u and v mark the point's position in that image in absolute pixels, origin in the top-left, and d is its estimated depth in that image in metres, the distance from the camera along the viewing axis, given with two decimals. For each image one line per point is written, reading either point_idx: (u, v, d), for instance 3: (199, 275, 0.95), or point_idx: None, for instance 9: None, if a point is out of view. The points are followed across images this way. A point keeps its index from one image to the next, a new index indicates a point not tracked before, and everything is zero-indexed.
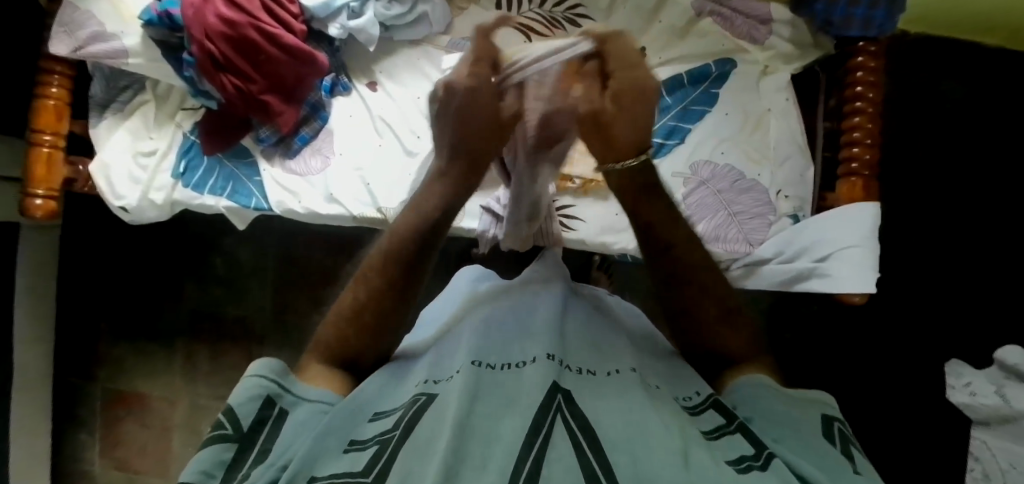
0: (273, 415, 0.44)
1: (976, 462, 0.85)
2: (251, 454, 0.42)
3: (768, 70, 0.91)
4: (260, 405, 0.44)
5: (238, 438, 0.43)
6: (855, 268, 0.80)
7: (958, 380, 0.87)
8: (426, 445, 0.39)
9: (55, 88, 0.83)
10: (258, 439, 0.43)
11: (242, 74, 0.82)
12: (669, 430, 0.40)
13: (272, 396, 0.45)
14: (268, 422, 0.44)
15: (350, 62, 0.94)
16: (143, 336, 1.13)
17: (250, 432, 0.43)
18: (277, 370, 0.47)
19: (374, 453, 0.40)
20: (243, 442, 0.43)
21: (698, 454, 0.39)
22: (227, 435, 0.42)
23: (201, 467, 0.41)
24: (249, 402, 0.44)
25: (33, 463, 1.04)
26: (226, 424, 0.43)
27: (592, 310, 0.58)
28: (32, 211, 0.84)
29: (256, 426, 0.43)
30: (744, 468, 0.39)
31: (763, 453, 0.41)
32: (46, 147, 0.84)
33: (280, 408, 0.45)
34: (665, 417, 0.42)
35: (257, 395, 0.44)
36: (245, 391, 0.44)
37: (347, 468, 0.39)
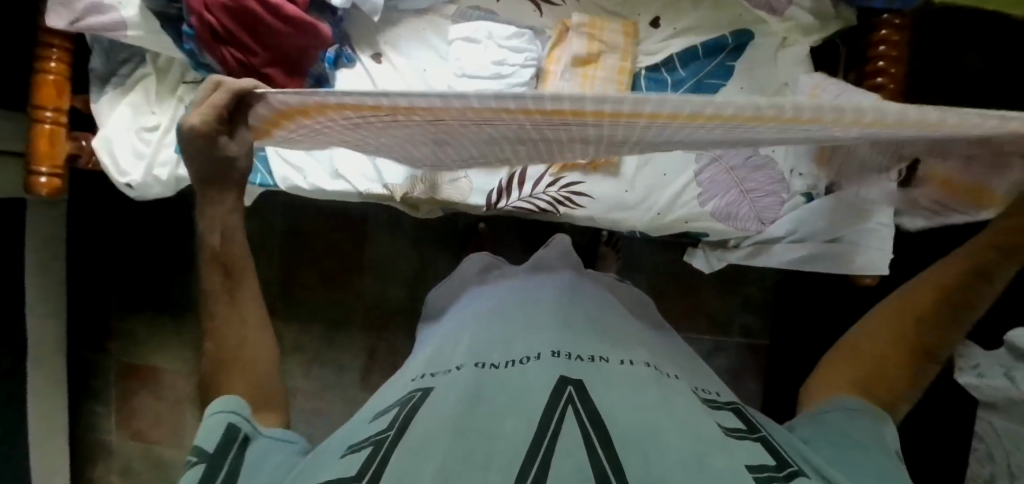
0: (237, 439, 0.47)
1: (979, 440, 0.85)
2: (220, 475, 0.44)
3: (786, 43, 0.88)
4: (222, 432, 0.47)
5: (205, 458, 0.45)
6: (868, 247, 0.83)
7: (966, 361, 0.86)
8: (423, 444, 0.39)
9: (54, 62, 0.82)
10: (227, 458, 0.45)
11: (244, 47, 0.79)
12: (682, 431, 0.40)
13: (235, 424, 0.48)
14: (234, 447, 0.46)
15: (354, 32, 0.91)
16: (153, 310, 1.15)
17: (217, 451, 0.45)
18: (240, 403, 0.50)
19: (368, 454, 0.40)
20: (212, 462, 0.45)
21: (713, 456, 0.39)
22: (193, 461, 0.45)
23: None
24: (211, 432, 0.47)
25: (53, 434, 1.07)
26: (192, 453, 0.45)
27: (601, 304, 0.59)
28: (36, 188, 0.84)
29: (223, 447, 0.46)
30: (765, 477, 0.38)
31: (787, 466, 0.41)
32: (49, 124, 0.83)
33: (244, 435, 0.48)
34: (680, 418, 0.42)
35: (219, 423, 0.47)
36: (208, 426, 0.47)
37: (344, 469, 0.40)
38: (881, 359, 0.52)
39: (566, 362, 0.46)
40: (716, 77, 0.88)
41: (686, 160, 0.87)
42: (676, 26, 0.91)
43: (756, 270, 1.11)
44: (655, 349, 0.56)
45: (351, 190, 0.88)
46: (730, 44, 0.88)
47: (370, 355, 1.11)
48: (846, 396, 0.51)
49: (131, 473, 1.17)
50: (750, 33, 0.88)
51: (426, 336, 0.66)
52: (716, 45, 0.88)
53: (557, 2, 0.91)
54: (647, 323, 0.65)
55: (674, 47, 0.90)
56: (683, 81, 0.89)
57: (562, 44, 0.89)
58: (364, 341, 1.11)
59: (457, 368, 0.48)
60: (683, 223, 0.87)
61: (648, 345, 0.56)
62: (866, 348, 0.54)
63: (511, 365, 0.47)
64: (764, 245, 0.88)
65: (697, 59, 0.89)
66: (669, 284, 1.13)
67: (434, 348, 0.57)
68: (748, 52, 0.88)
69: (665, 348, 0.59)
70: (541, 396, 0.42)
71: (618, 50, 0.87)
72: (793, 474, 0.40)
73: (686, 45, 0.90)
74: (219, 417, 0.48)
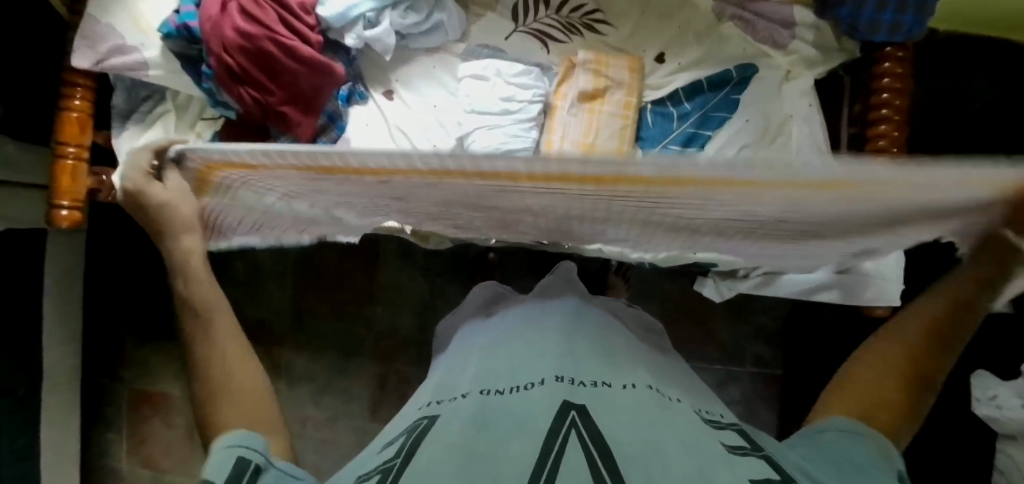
0: (250, 472, 0.44)
1: (1001, 473, 0.84)
2: None
3: (790, 76, 0.89)
4: (234, 466, 0.44)
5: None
6: (877, 280, 0.82)
7: (983, 392, 0.84)
8: (429, 468, 0.39)
9: (78, 100, 0.86)
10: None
11: (260, 86, 0.82)
12: (686, 452, 0.39)
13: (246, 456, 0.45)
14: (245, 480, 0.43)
15: (367, 70, 0.94)
16: (167, 337, 1.16)
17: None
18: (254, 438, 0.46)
19: (375, 481, 0.40)
20: None
21: (717, 470, 0.38)
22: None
23: None
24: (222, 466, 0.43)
25: (66, 461, 1.08)
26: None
27: (605, 329, 0.59)
28: (58, 221, 0.86)
29: (235, 482, 0.43)
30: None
31: (791, 479, 0.39)
32: (71, 159, 0.86)
33: (254, 465, 0.44)
34: (684, 438, 0.41)
35: (231, 455, 0.44)
36: (218, 459, 0.44)
37: None
38: (882, 394, 0.51)
39: (569, 388, 0.46)
40: (722, 108, 0.89)
41: None
42: (681, 61, 0.93)
43: (767, 299, 1.10)
44: (662, 375, 0.55)
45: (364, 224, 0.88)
46: (734, 78, 0.89)
47: (381, 384, 1.11)
48: (839, 417, 0.50)
49: None
50: (755, 66, 0.89)
51: (435, 363, 0.66)
52: (721, 79, 0.89)
53: (563, 39, 0.94)
54: (655, 350, 0.64)
55: (679, 81, 0.92)
56: (689, 115, 0.90)
57: (568, 79, 0.90)
58: (374, 369, 1.12)
59: (462, 395, 0.48)
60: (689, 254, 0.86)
61: (653, 370, 0.55)
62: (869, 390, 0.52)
63: (515, 391, 0.47)
64: (774, 276, 0.89)
65: (702, 92, 0.90)
66: (680, 313, 1.13)
67: (440, 377, 0.57)
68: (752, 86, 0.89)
69: (673, 374, 0.58)
70: (544, 420, 0.42)
71: (624, 84, 0.89)
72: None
73: (692, 79, 0.91)
74: (232, 448, 0.45)
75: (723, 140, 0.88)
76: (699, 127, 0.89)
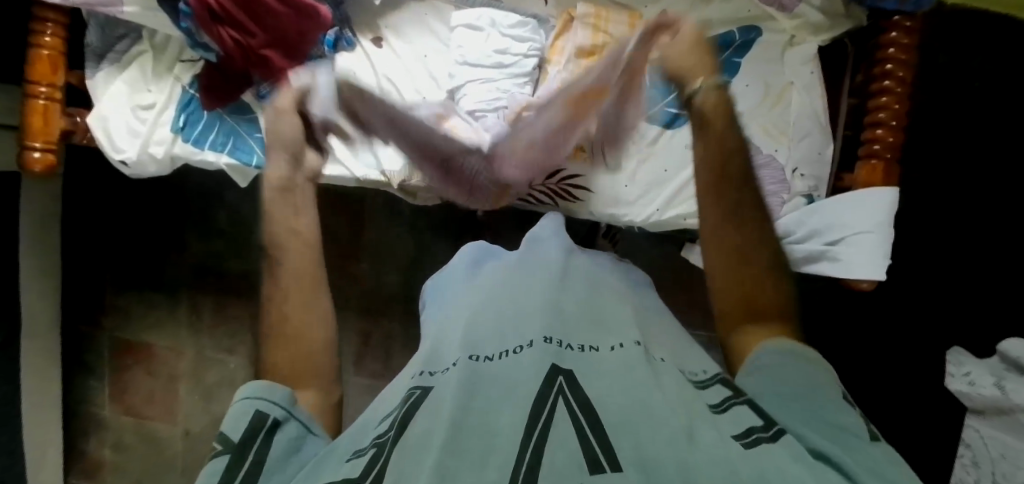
0: (266, 426, 0.43)
1: (966, 448, 0.85)
2: (244, 467, 0.41)
3: (794, 41, 0.87)
4: (249, 420, 0.43)
5: (230, 450, 0.42)
6: (867, 253, 0.78)
7: (958, 369, 0.87)
8: (422, 444, 0.37)
9: (48, 37, 0.81)
10: (251, 451, 0.42)
11: (241, 28, 0.78)
12: (674, 410, 0.39)
13: (262, 410, 0.44)
14: (261, 432, 0.43)
15: (354, 16, 0.91)
16: (147, 286, 1.14)
17: (242, 445, 0.41)
18: (264, 388, 0.46)
19: (370, 457, 0.39)
20: (237, 453, 0.41)
21: (705, 434, 0.37)
22: (219, 452, 0.42)
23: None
24: (236, 421, 0.43)
25: (48, 406, 1.08)
26: (218, 443, 0.42)
27: (593, 284, 0.56)
28: (31, 164, 0.83)
29: (249, 437, 0.42)
30: (752, 441, 0.38)
31: (773, 426, 0.41)
32: (43, 99, 0.82)
33: (272, 419, 0.43)
34: (671, 398, 0.40)
35: (245, 409, 0.44)
36: (235, 414, 0.44)
37: (345, 475, 0.38)
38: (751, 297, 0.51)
39: (557, 350, 0.44)
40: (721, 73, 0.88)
41: (685, 157, 0.87)
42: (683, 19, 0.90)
43: None
44: (650, 330, 0.54)
45: (348, 176, 0.88)
46: (737, 40, 0.87)
47: (364, 339, 1.11)
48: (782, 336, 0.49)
49: (123, 447, 1.18)
50: (757, 28, 0.87)
51: (425, 318, 0.63)
52: (723, 42, 0.87)
53: None
54: (643, 302, 0.62)
55: None
56: None
57: (565, 34, 0.88)
58: (358, 323, 1.11)
59: (451, 363, 0.46)
60: (681, 220, 0.85)
61: (641, 323, 0.53)
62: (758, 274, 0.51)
63: (504, 356, 0.45)
64: None
65: None
66: (667, 278, 1.13)
67: (426, 341, 0.54)
68: (754, 49, 0.87)
69: (664, 330, 0.57)
70: (529, 389, 0.40)
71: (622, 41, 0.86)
72: (778, 433, 0.40)
73: None
74: (249, 402, 0.45)
75: None
76: None
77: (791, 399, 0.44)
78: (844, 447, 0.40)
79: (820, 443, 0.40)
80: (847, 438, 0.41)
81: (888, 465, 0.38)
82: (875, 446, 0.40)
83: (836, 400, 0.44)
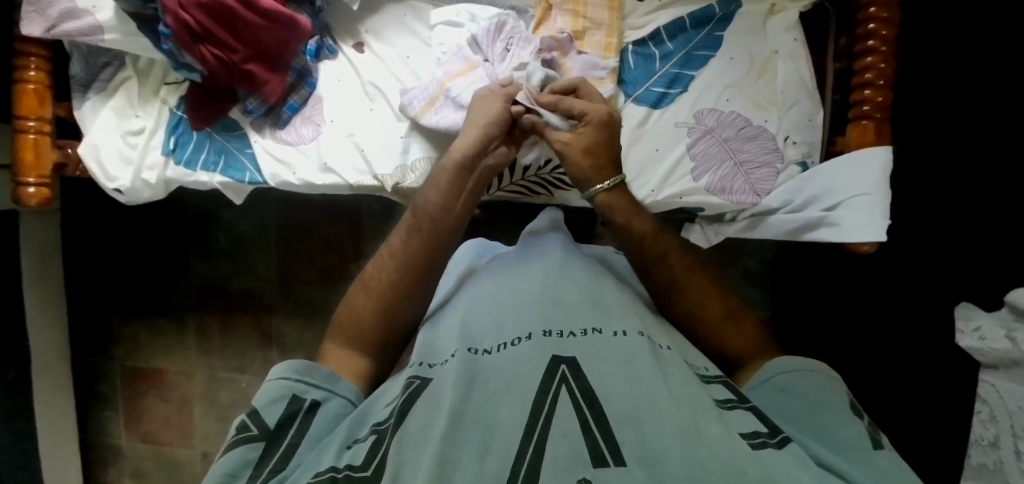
0: (304, 409, 0.47)
1: (983, 403, 0.82)
2: (275, 452, 0.44)
3: (775, 10, 0.87)
4: (285, 405, 0.46)
5: (265, 434, 0.44)
6: (865, 215, 0.77)
7: (968, 325, 0.84)
8: (424, 434, 0.38)
9: (33, 71, 0.81)
10: (284, 437, 0.45)
11: (223, 45, 0.78)
12: (679, 401, 0.38)
13: (297, 394, 0.47)
14: (297, 418, 0.46)
15: (334, 23, 0.92)
16: (153, 312, 1.15)
17: (276, 429, 0.45)
18: (299, 369, 0.49)
19: (372, 444, 0.39)
20: (269, 440, 0.44)
21: (710, 426, 0.37)
22: (253, 436, 0.44)
23: (226, 469, 0.42)
24: (274, 404, 0.46)
25: (65, 440, 1.08)
26: (253, 425, 0.45)
27: (593, 270, 0.55)
28: (26, 199, 0.84)
29: (285, 422, 0.46)
30: (759, 444, 0.37)
31: (779, 432, 0.39)
32: (33, 134, 0.82)
33: (310, 402, 0.47)
34: (676, 388, 0.40)
35: (283, 393, 0.47)
36: (272, 392, 0.47)
37: (347, 461, 0.39)
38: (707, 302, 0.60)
39: (557, 341, 0.44)
40: (705, 47, 0.87)
41: (678, 134, 0.85)
42: None
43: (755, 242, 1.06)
44: (653, 320, 0.53)
45: (341, 184, 0.86)
46: (717, 15, 0.87)
47: None
48: (778, 358, 0.53)
49: (143, 474, 1.18)
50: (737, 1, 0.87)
51: (423, 303, 0.62)
52: (704, 16, 0.87)
53: None
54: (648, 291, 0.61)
55: (660, 20, 0.89)
56: (671, 54, 0.88)
57: (546, 23, 0.88)
58: None
59: (450, 355, 0.45)
60: (677, 198, 0.83)
61: (642, 309, 0.53)
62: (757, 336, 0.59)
63: (503, 348, 0.44)
64: (760, 218, 0.85)
65: (685, 31, 0.88)
66: None
67: (423, 332, 0.54)
68: (735, 21, 0.87)
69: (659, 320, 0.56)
70: (531, 380, 0.40)
71: (603, 25, 0.88)
72: (784, 440, 0.38)
73: (674, 16, 0.89)
74: (286, 382, 0.48)
75: (706, 80, 0.86)
76: (682, 67, 0.87)
77: (798, 415, 0.47)
78: (851, 460, 0.42)
79: (823, 452, 0.42)
80: (855, 450, 0.43)
81: (892, 470, 0.41)
82: (882, 456, 0.43)
83: (840, 412, 0.47)
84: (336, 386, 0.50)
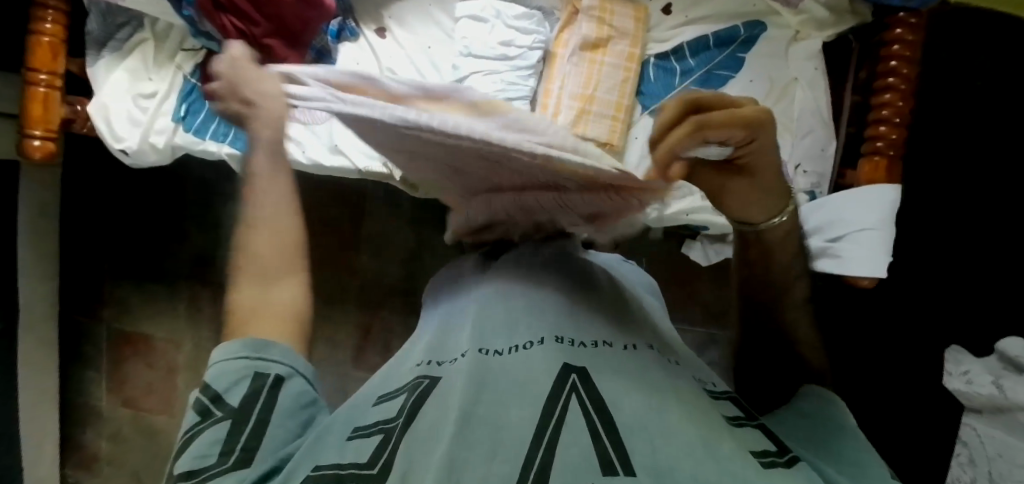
0: (268, 384, 0.41)
1: (963, 446, 0.85)
2: (246, 427, 0.39)
3: (799, 37, 0.86)
4: (247, 383, 0.40)
5: (230, 414, 0.39)
6: (869, 250, 0.78)
7: (956, 367, 0.87)
8: (433, 432, 0.38)
9: (49, 24, 0.79)
10: (251, 414, 0.40)
11: (244, 16, 0.78)
12: (690, 416, 0.37)
13: (259, 370, 0.41)
14: (262, 391, 0.41)
15: (358, 6, 0.91)
16: (146, 277, 1.14)
17: (242, 407, 0.39)
18: (254, 344, 0.42)
19: (379, 441, 0.38)
20: (237, 418, 0.39)
21: (723, 441, 0.36)
22: (217, 417, 0.39)
23: (196, 452, 0.37)
24: (234, 384, 0.40)
25: (45, 398, 1.07)
26: (215, 408, 0.40)
27: (606, 277, 0.55)
28: (31, 151, 0.81)
29: (250, 398, 0.40)
30: (768, 462, 0.36)
31: (788, 453, 0.38)
32: (42, 87, 0.81)
33: (274, 376, 0.42)
34: (686, 401, 0.39)
35: (245, 370, 0.41)
36: (228, 369, 0.41)
37: (351, 458, 0.37)
38: None
39: (570, 350, 0.43)
40: (727, 67, 0.87)
41: None
42: (688, 14, 0.90)
43: None
44: (664, 334, 0.52)
45: (350, 168, 0.86)
46: (742, 36, 0.87)
47: (365, 332, 1.10)
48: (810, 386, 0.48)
49: (121, 438, 1.17)
50: (763, 24, 0.87)
51: (427, 308, 0.61)
52: (729, 36, 0.88)
53: None
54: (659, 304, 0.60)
55: (685, 35, 0.89)
56: (692, 71, 0.89)
57: (570, 27, 0.89)
58: (359, 317, 1.11)
59: (460, 355, 0.45)
60: (683, 214, 0.84)
61: (652, 322, 0.52)
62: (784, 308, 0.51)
63: (515, 351, 0.44)
64: None
65: (708, 49, 0.88)
66: (664, 273, 1.12)
67: (435, 330, 0.53)
68: (759, 44, 0.87)
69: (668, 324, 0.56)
70: (541, 386, 0.39)
71: (627, 35, 0.88)
72: (794, 460, 0.37)
73: (699, 34, 0.89)
74: (243, 359, 0.41)
75: None
76: (702, 84, 0.87)
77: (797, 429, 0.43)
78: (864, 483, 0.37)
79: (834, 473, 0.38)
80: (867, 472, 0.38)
81: None
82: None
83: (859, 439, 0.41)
84: (295, 359, 0.43)
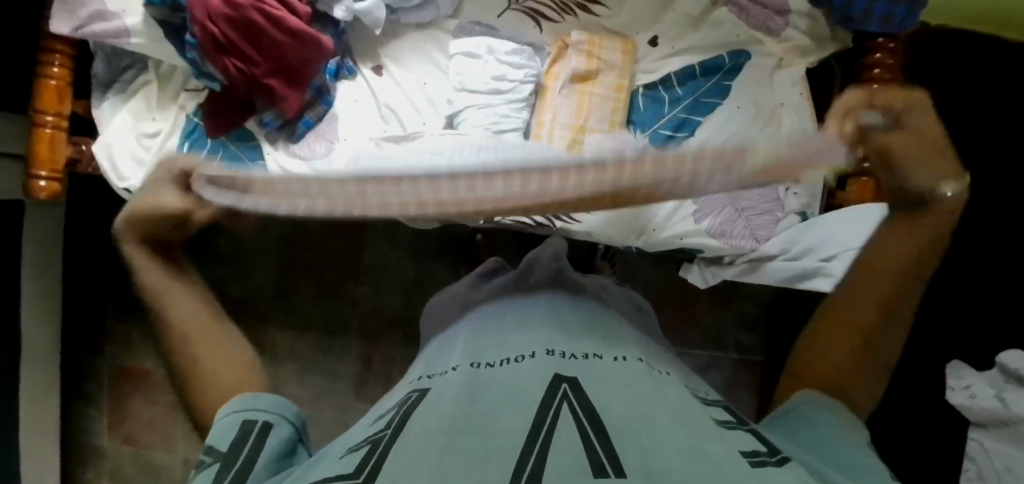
0: (256, 430, 0.43)
1: (970, 462, 0.84)
2: (234, 470, 0.40)
3: (784, 64, 0.87)
4: (238, 429, 0.43)
5: (220, 458, 0.41)
6: None
7: (958, 381, 0.87)
8: (426, 443, 0.36)
9: (57, 68, 0.82)
10: (242, 455, 0.41)
11: (246, 58, 0.80)
12: (679, 423, 0.37)
13: (249, 416, 0.44)
14: (251, 436, 0.43)
15: (356, 46, 0.94)
16: (149, 313, 1.15)
17: (231, 451, 0.41)
18: (240, 400, 0.45)
19: (366, 452, 0.38)
20: (226, 461, 0.41)
21: (710, 444, 0.36)
22: (209, 462, 0.41)
23: None
24: (225, 433, 0.43)
25: (45, 437, 1.07)
26: (208, 456, 0.42)
27: (594, 300, 0.57)
28: (36, 192, 0.84)
29: (239, 442, 0.42)
30: (759, 462, 0.36)
31: (780, 452, 0.38)
32: (49, 128, 0.83)
33: (263, 421, 0.44)
34: (677, 409, 0.39)
35: (237, 418, 0.44)
36: (223, 423, 0.44)
37: (337, 471, 0.36)
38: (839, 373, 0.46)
39: (560, 361, 0.44)
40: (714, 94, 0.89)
41: None
42: (675, 44, 0.93)
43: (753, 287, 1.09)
44: (650, 347, 0.53)
45: None
46: (726, 65, 0.88)
47: (365, 363, 1.10)
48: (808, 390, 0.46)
49: (120, 477, 1.16)
50: (747, 53, 0.88)
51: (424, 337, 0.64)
52: (714, 66, 0.89)
53: (556, 19, 0.95)
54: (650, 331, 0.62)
55: (671, 65, 0.92)
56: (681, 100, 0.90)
57: (561, 60, 0.92)
58: (359, 348, 1.11)
59: (452, 368, 0.46)
60: (678, 239, 0.86)
61: (642, 342, 0.53)
62: (846, 341, 0.46)
63: (506, 363, 0.45)
64: (757, 263, 0.87)
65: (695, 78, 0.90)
66: (662, 297, 1.12)
67: (429, 352, 0.54)
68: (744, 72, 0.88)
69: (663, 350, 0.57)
70: (534, 393, 0.40)
71: (616, 68, 0.90)
72: (784, 460, 0.37)
73: (687, 63, 0.92)
74: (234, 412, 0.44)
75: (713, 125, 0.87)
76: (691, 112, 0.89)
77: (803, 439, 0.42)
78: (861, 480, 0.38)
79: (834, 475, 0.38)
80: (867, 474, 0.39)
81: None
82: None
83: (853, 438, 0.42)
84: (284, 409, 0.46)
